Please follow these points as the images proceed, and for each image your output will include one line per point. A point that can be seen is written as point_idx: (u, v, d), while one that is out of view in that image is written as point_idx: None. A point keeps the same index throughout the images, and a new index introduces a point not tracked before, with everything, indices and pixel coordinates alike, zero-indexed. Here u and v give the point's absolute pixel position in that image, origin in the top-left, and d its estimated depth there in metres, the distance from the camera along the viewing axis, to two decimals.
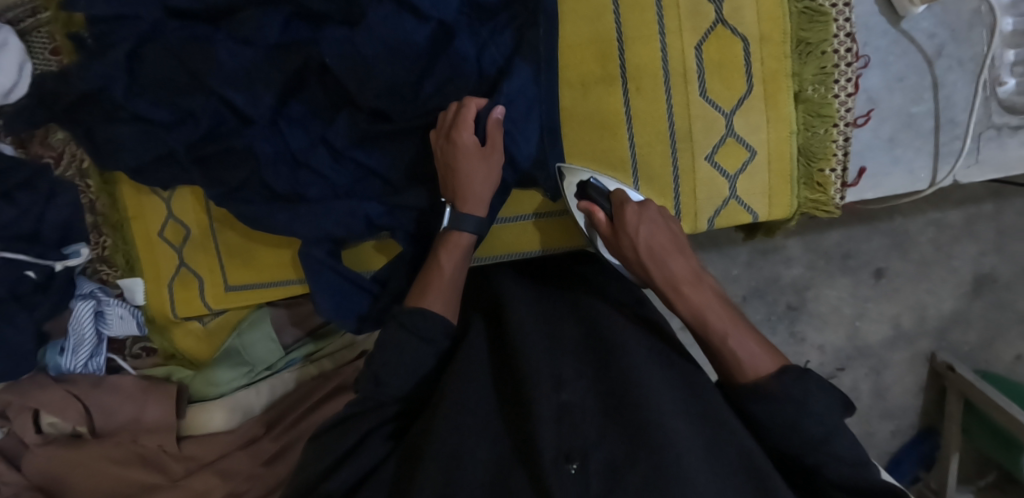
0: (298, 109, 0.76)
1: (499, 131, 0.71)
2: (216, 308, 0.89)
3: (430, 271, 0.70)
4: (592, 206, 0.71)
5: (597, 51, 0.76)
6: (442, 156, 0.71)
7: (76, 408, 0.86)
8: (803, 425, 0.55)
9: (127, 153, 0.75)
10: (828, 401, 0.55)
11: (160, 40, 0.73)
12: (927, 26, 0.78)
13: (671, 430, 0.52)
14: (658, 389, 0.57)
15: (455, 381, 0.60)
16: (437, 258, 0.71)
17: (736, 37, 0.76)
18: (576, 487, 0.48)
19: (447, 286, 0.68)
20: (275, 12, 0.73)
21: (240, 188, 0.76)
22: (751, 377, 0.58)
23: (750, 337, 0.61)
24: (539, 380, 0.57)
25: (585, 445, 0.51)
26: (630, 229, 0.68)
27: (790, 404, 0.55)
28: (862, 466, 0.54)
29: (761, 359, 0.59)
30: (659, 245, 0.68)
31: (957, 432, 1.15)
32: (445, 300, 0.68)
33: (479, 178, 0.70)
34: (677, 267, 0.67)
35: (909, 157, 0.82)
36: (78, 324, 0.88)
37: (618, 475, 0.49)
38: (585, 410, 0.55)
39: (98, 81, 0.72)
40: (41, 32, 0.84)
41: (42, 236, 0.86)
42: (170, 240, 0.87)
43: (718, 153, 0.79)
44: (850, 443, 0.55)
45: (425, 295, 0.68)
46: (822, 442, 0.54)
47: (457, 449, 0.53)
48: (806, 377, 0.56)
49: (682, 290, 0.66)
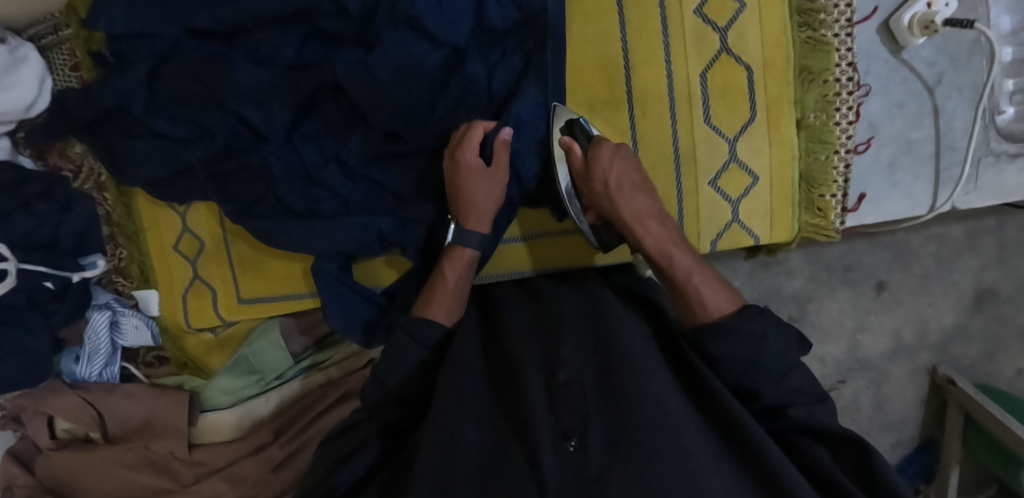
0: (311, 127, 0.77)
1: (505, 150, 0.71)
2: (228, 319, 0.91)
3: (434, 282, 0.71)
4: (571, 142, 0.72)
5: (604, 75, 0.77)
6: (447, 174, 0.73)
7: (89, 414, 0.89)
8: (763, 360, 0.60)
9: (146, 168, 0.78)
10: (785, 337, 0.61)
11: (179, 58, 0.76)
12: (927, 55, 0.79)
13: (666, 409, 0.53)
14: (652, 367, 0.58)
15: (449, 367, 0.60)
16: (442, 270, 0.72)
17: (741, 65, 0.77)
18: (574, 465, 0.49)
19: (451, 297, 0.70)
20: (289, 33, 0.74)
21: (257, 203, 0.78)
22: (716, 315, 0.63)
23: (710, 275, 0.66)
24: (531, 365, 0.58)
25: (582, 421, 0.52)
26: (604, 164, 0.70)
27: (750, 338, 0.60)
28: (815, 403, 0.62)
29: (720, 296, 0.64)
30: (629, 181, 0.71)
31: (956, 447, 1.17)
32: (447, 311, 0.70)
33: (480, 196, 0.72)
34: (641, 203, 0.71)
35: (908, 182, 0.83)
36: (94, 334, 0.90)
37: (616, 449, 0.50)
38: (580, 385, 0.55)
39: (120, 98, 0.75)
40: (62, 48, 0.87)
41: (60, 244, 0.88)
42: (185, 252, 0.89)
43: (721, 178, 0.80)
44: (810, 379, 0.63)
45: (430, 306, 0.70)
46: (783, 376, 0.61)
47: (453, 439, 0.54)
48: (764, 314, 0.61)
49: (647, 223, 0.70)
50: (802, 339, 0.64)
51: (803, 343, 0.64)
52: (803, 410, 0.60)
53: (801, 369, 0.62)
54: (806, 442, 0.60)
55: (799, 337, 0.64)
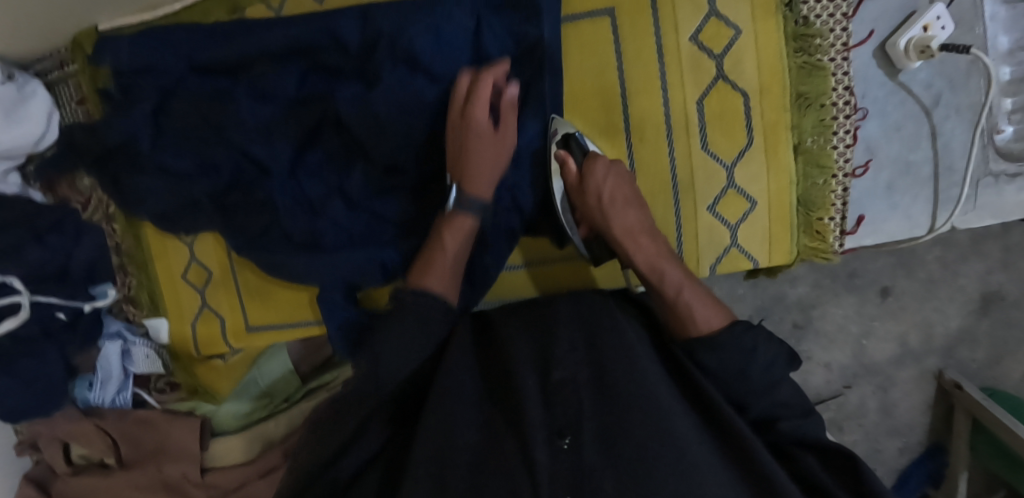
0: (315, 160, 0.78)
1: (512, 112, 0.72)
2: (236, 347, 0.92)
3: (433, 250, 0.69)
4: (566, 155, 0.72)
5: (602, 104, 0.78)
6: (454, 131, 0.72)
7: (103, 440, 0.92)
8: (752, 372, 0.62)
9: (154, 201, 0.79)
10: (773, 351, 0.63)
11: (183, 94, 0.77)
12: (924, 78, 0.79)
13: (659, 406, 0.55)
14: (646, 364, 0.60)
15: (452, 361, 0.61)
16: (441, 238, 0.70)
17: (737, 92, 0.78)
18: (567, 464, 0.51)
19: (450, 267, 0.69)
20: (290, 70, 0.76)
21: (263, 236, 0.79)
22: (705, 331, 0.63)
23: (701, 289, 0.67)
24: (525, 364, 0.59)
25: (576, 420, 0.54)
26: (598, 179, 0.71)
27: (740, 353, 0.61)
28: (802, 417, 0.63)
29: (711, 312, 0.64)
30: (621, 196, 0.72)
31: (964, 451, 1.17)
32: (446, 282, 0.68)
33: (489, 158, 0.71)
34: (633, 218, 0.71)
35: (906, 203, 0.83)
36: (106, 363, 0.92)
37: (610, 446, 0.52)
38: (575, 385, 0.56)
39: (127, 135, 0.76)
40: (68, 83, 0.88)
41: (71, 274, 0.88)
42: (193, 281, 0.91)
43: (719, 204, 0.80)
44: (796, 393, 0.63)
45: (427, 275, 0.67)
46: (770, 390, 0.62)
47: (448, 436, 0.55)
48: (754, 329, 0.62)
49: (638, 239, 0.70)
50: (791, 355, 0.65)
51: (793, 359, 0.65)
52: (794, 425, 0.62)
53: (790, 383, 0.63)
54: (798, 452, 0.63)
55: (789, 354, 0.65)
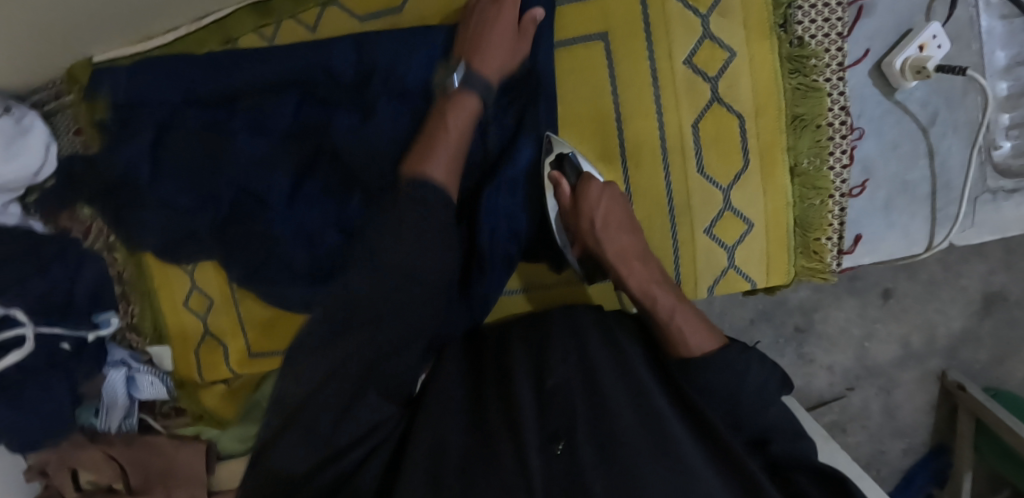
0: (312, 189, 0.79)
1: (533, 24, 0.73)
2: (239, 372, 0.95)
3: (435, 131, 0.67)
4: (559, 177, 0.73)
5: (597, 129, 0.78)
6: (476, 20, 0.72)
7: (110, 466, 0.90)
8: (742, 398, 0.62)
9: (153, 234, 0.79)
10: (766, 372, 0.64)
11: (180, 127, 0.78)
12: (920, 96, 0.78)
13: (650, 411, 0.56)
14: (636, 371, 0.61)
15: (443, 374, 0.63)
16: (445, 118, 0.68)
17: (732, 115, 0.78)
18: (561, 467, 0.51)
19: (452, 157, 0.66)
20: (286, 101, 0.77)
21: (264, 264, 0.79)
22: (696, 353, 0.63)
23: (692, 312, 0.67)
24: (521, 370, 0.60)
25: (569, 424, 0.54)
26: (591, 200, 0.72)
27: (732, 373, 0.62)
28: (795, 438, 0.62)
29: (701, 334, 0.65)
30: (615, 220, 0.72)
31: (967, 453, 1.16)
32: (446, 171, 0.65)
33: (501, 49, 0.71)
34: (625, 241, 0.72)
35: (904, 221, 0.83)
36: (112, 390, 0.92)
37: (604, 449, 0.52)
38: (567, 390, 0.57)
39: (126, 169, 0.77)
40: (65, 113, 0.89)
41: (76, 303, 0.88)
42: (195, 308, 0.92)
43: (716, 226, 0.80)
44: (786, 416, 0.63)
45: (428, 161, 0.65)
46: (763, 409, 0.62)
47: (441, 441, 0.56)
48: (749, 351, 0.63)
49: (631, 262, 0.71)
50: (783, 377, 0.65)
51: (785, 382, 0.65)
52: (783, 448, 0.61)
53: (778, 404, 0.63)
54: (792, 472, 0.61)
55: (780, 378, 0.65)
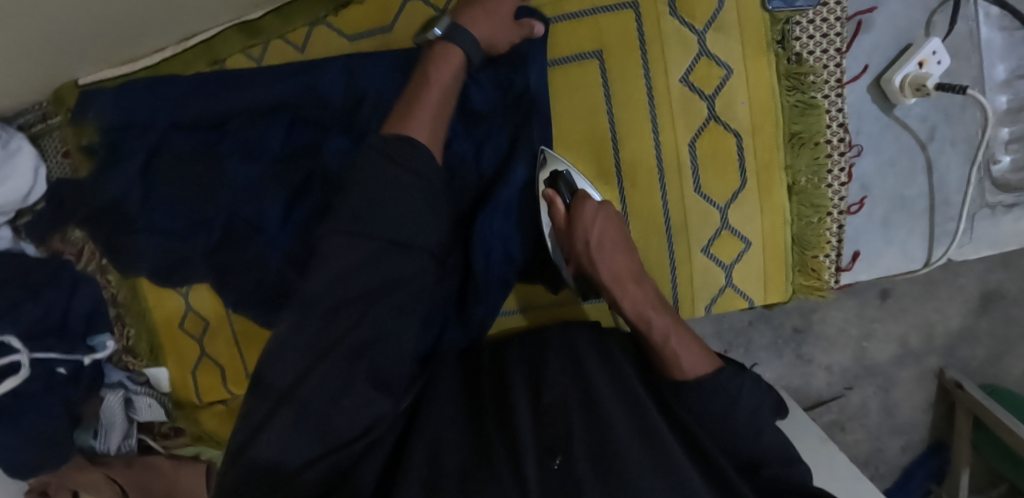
0: (303, 213, 0.77)
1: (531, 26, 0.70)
2: (237, 393, 0.95)
3: (420, 83, 0.62)
4: (554, 195, 0.72)
5: (592, 148, 0.77)
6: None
7: (111, 490, 0.88)
8: (735, 420, 0.61)
9: (145, 260, 0.78)
10: (758, 398, 0.63)
11: (170, 150, 0.77)
12: (919, 112, 0.78)
13: (648, 426, 0.54)
14: (634, 389, 0.59)
15: (434, 393, 0.61)
16: (431, 67, 0.62)
17: (729, 133, 0.77)
18: (558, 481, 0.47)
19: (434, 111, 0.60)
20: (276, 125, 0.77)
21: (257, 286, 0.78)
22: (691, 378, 0.62)
23: (688, 336, 0.65)
24: (518, 386, 0.59)
25: (566, 440, 0.51)
26: (586, 221, 0.70)
27: (721, 397, 0.61)
28: (788, 461, 0.60)
29: (697, 359, 0.63)
30: (610, 241, 0.70)
31: (965, 447, 1.17)
32: (428, 128, 0.59)
33: (495, 21, 0.66)
34: (620, 263, 0.70)
35: (902, 237, 0.82)
36: (110, 413, 0.91)
37: (603, 463, 0.48)
38: (565, 405, 0.55)
39: (116, 195, 0.76)
40: (52, 135, 0.88)
41: (69, 327, 0.87)
42: (191, 331, 0.92)
43: (714, 245, 0.80)
44: (781, 441, 0.62)
45: (410, 116, 0.59)
46: (755, 435, 0.61)
47: (436, 452, 0.52)
48: (742, 374, 0.63)
49: (625, 285, 0.69)
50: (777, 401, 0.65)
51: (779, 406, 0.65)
52: (774, 473, 0.59)
53: (772, 429, 0.62)
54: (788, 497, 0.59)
55: (774, 405, 0.65)
